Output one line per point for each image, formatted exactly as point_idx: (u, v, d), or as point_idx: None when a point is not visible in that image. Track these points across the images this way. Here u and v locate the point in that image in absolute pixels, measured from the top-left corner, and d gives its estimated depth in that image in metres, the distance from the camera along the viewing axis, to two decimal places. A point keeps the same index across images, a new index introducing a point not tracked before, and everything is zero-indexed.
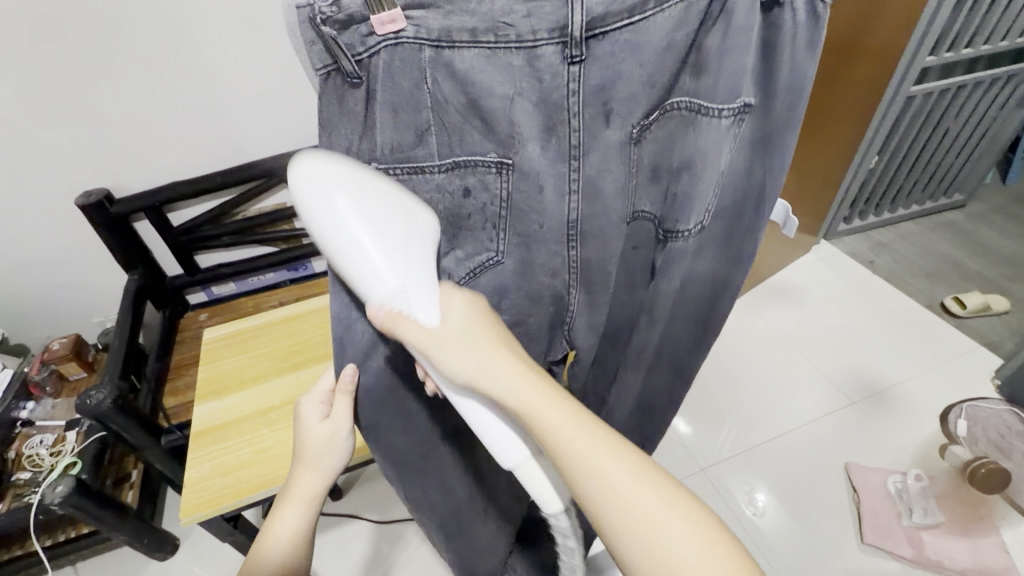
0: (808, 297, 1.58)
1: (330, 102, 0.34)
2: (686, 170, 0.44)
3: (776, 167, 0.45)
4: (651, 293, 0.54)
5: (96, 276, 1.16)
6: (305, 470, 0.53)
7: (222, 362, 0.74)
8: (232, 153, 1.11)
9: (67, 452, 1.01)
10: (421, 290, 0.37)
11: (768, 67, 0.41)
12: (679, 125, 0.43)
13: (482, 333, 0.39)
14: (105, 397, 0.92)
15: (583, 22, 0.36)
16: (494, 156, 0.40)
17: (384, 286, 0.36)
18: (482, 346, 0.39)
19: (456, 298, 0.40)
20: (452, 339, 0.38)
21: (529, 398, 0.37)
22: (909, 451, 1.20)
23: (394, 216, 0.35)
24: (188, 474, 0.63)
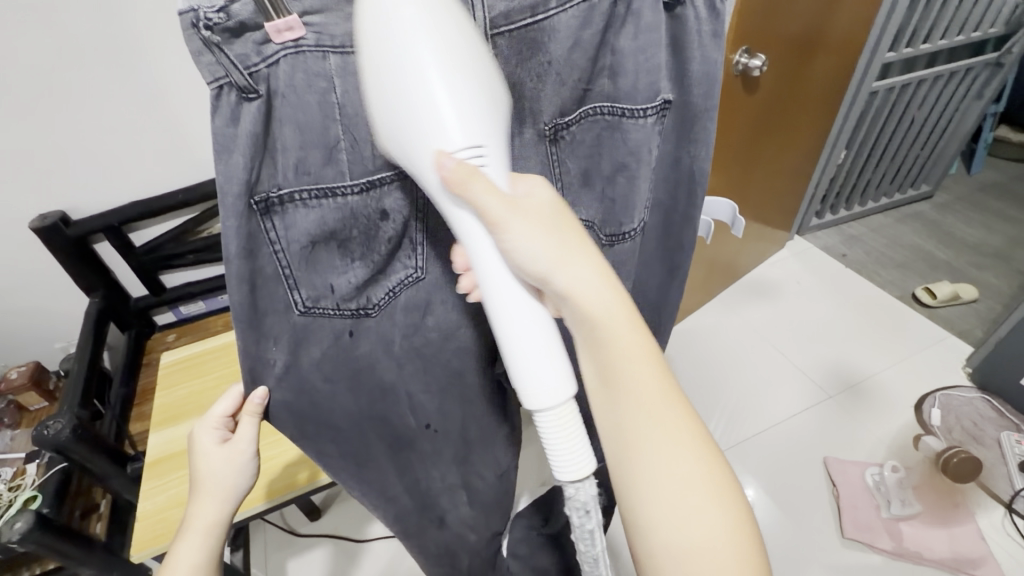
0: (784, 292, 1.59)
1: (219, 119, 0.31)
2: (621, 172, 0.43)
3: (701, 151, 0.46)
4: None
5: (53, 301, 1.12)
6: (200, 498, 0.48)
7: (177, 388, 0.71)
8: (189, 170, 1.09)
9: (27, 486, 0.97)
10: (497, 159, 0.34)
11: (680, 64, 0.41)
12: (605, 128, 0.42)
13: (563, 230, 0.37)
14: (64, 427, 0.88)
15: (486, 20, 0.34)
16: None
17: (459, 140, 0.32)
18: (558, 239, 0.37)
19: (533, 183, 0.37)
20: (532, 221, 0.36)
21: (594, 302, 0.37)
22: (885, 442, 1.21)
23: (479, 70, 0.32)
24: (143, 506, 0.61)
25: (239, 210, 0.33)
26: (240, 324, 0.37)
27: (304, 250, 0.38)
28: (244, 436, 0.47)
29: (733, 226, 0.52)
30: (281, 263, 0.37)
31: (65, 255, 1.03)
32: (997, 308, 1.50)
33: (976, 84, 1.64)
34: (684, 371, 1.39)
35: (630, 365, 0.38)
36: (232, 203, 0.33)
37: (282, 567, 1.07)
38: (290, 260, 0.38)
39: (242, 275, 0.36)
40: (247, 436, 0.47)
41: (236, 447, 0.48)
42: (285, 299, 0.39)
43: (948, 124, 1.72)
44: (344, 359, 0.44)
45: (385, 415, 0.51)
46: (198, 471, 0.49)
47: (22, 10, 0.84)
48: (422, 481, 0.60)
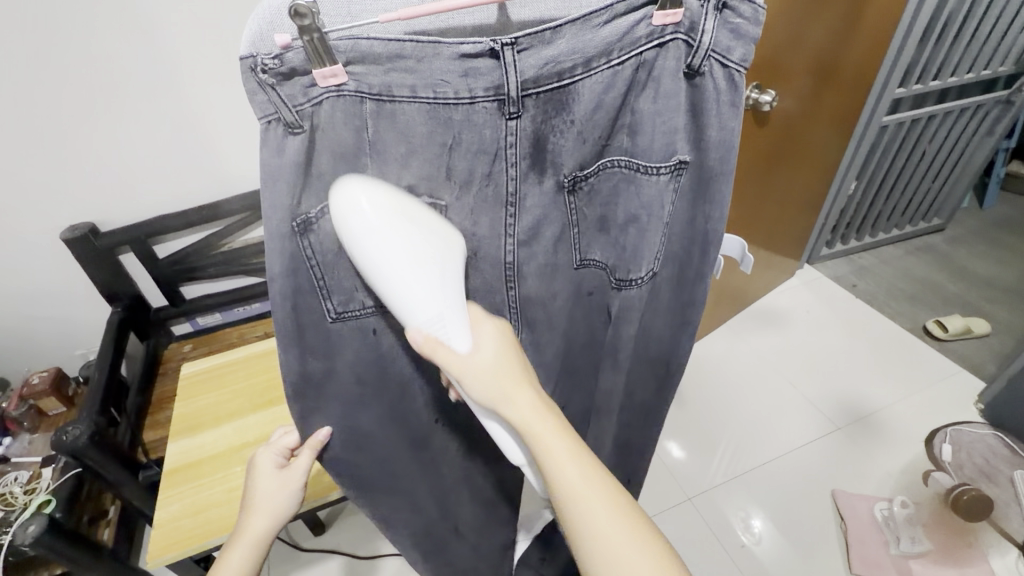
0: (794, 322, 1.59)
1: (266, 150, 0.34)
2: (633, 224, 0.46)
3: (715, 212, 0.46)
4: (613, 337, 0.55)
5: (78, 308, 1.16)
6: (252, 516, 0.51)
7: (198, 399, 0.73)
8: (216, 186, 1.13)
9: (42, 490, 0.99)
10: (456, 318, 0.38)
11: (698, 128, 0.42)
12: (621, 179, 0.45)
13: (511, 368, 0.40)
14: (81, 433, 0.91)
15: (518, 84, 0.37)
16: (426, 197, 0.40)
17: (422, 315, 0.36)
18: (507, 378, 0.40)
19: (488, 326, 0.41)
20: (481, 370, 0.39)
21: (541, 432, 0.40)
22: (894, 477, 1.20)
23: (429, 248, 0.36)
24: (158, 514, 0.62)
25: (281, 232, 0.36)
26: (281, 335, 0.40)
27: (333, 266, 0.40)
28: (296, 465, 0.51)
29: (742, 262, 0.53)
30: (316, 276, 0.39)
31: (92, 265, 1.07)
32: (1008, 344, 1.49)
33: (986, 121, 1.65)
34: (691, 398, 1.39)
35: (582, 493, 0.40)
36: (276, 226, 0.36)
37: None
38: (323, 272, 0.39)
39: (285, 293, 0.39)
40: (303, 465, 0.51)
41: (287, 474, 0.52)
42: (319, 308, 0.41)
43: (959, 159, 1.73)
44: (376, 361, 0.47)
45: (399, 432, 0.53)
46: (254, 490, 0.53)
47: (72, 36, 0.89)
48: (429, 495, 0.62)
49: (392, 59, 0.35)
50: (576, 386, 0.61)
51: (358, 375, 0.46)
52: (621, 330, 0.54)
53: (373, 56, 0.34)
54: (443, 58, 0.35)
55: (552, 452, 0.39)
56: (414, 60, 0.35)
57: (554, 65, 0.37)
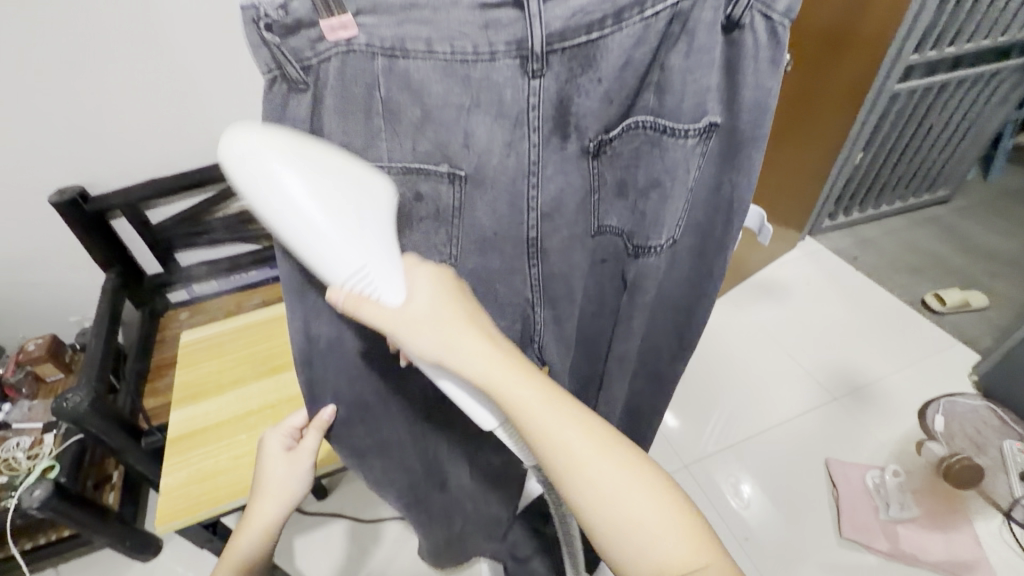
0: (794, 294, 1.59)
1: (272, 109, 0.33)
2: (655, 189, 0.43)
3: (743, 178, 0.43)
4: (626, 305, 0.52)
5: (71, 274, 1.13)
6: (262, 499, 0.52)
7: (199, 366, 0.72)
8: (205, 151, 1.08)
9: (44, 455, 0.99)
10: (383, 270, 0.36)
11: (732, 84, 0.39)
12: (645, 142, 0.42)
13: (450, 312, 0.39)
14: (82, 399, 0.91)
15: (543, 37, 0.35)
16: (446, 167, 0.39)
17: (343, 271, 0.34)
18: (451, 325, 0.38)
19: (420, 273, 0.39)
20: (421, 323, 0.37)
21: (496, 376, 0.38)
22: (888, 447, 1.22)
23: (343, 187, 0.33)
24: (164, 481, 0.61)
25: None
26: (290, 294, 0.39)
27: None
28: (306, 447, 0.51)
29: (760, 234, 0.52)
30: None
31: (83, 230, 1.04)
32: (1006, 316, 1.50)
33: (1000, 89, 1.61)
34: (689, 367, 1.41)
35: (552, 426, 0.39)
36: None
37: (290, 543, 1.09)
38: None
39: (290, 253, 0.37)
40: (309, 446, 0.51)
41: (297, 457, 0.52)
42: None
43: (969, 129, 1.70)
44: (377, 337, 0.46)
45: (404, 399, 0.53)
46: (262, 475, 0.53)
47: None
48: (435, 457, 0.62)
49: (407, 9, 0.33)
50: (585, 355, 0.60)
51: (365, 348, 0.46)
52: (638, 303, 0.51)
53: (386, 7, 0.32)
54: (463, 8, 0.34)
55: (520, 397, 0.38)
56: (430, 11, 0.33)
57: (582, 16, 0.35)
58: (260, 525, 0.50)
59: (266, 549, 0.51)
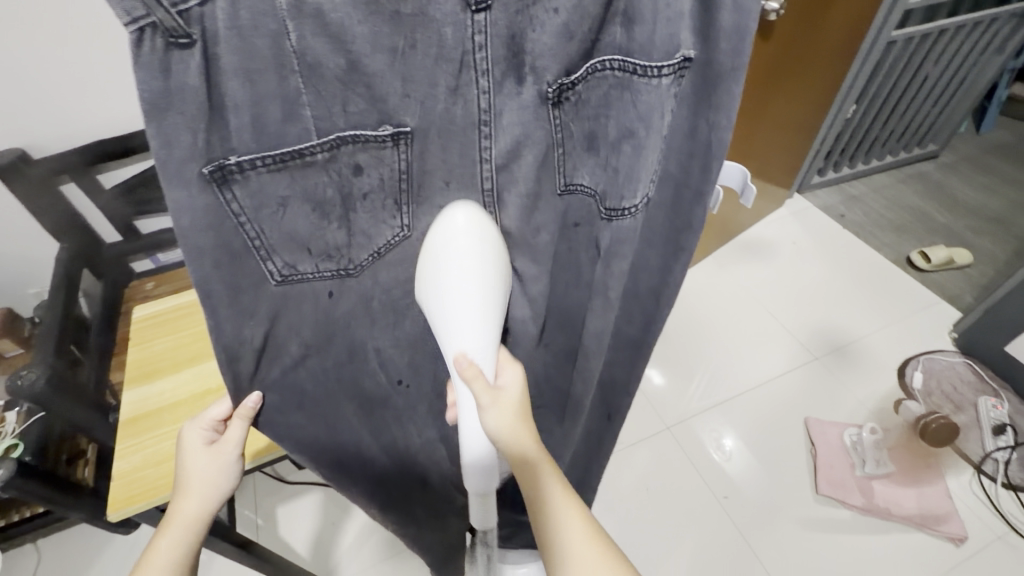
0: (779, 253, 1.57)
1: (150, 74, 0.26)
2: (627, 140, 0.39)
3: (722, 121, 0.37)
4: (600, 275, 0.47)
5: (20, 244, 1.07)
6: (185, 494, 0.49)
7: (152, 343, 0.68)
8: (68, 129, 0.98)
9: (7, 434, 0.94)
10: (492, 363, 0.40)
11: (708, 12, 0.34)
12: (614, 87, 0.38)
13: (523, 409, 0.42)
14: (38, 378, 0.88)
15: None
16: (387, 127, 0.34)
17: (466, 345, 0.39)
18: (516, 416, 0.41)
19: (514, 370, 0.43)
20: (500, 404, 0.40)
21: (537, 468, 0.42)
22: (866, 405, 1.23)
23: (494, 291, 0.39)
24: (117, 466, 0.58)
25: (192, 180, 0.30)
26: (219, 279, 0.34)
27: (277, 207, 0.34)
28: (229, 439, 0.49)
29: (743, 196, 0.47)
30: (250, 235, 0.34)
31: (26, 198, 0.96)
32: (988, 274, 1.49)
33: (999, 37, 1.55)
34: (672, 328, 1.39)
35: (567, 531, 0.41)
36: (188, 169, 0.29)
37: (271, 512, 1.09)
38: (258, 228, 0.34)
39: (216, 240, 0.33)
40: (233, 438, 0.49)
41: (220, 450, 0.50)
42: (261, 270, 0.36)
43: (964, 80, 1.64)
44: (325, 320, 0.43)
45: (361, 380, 0.50)
46: (184, 473, 0.50)
47: None
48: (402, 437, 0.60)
49: None
50: (559, 328, 0.57)
51: (316, 333, 0.43)
52: (611, 270, 0.46)
53: None
54: None
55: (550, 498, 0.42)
56: None
57: None
58: (185, 520, 0.47)
59: (192, 548, 0.48)
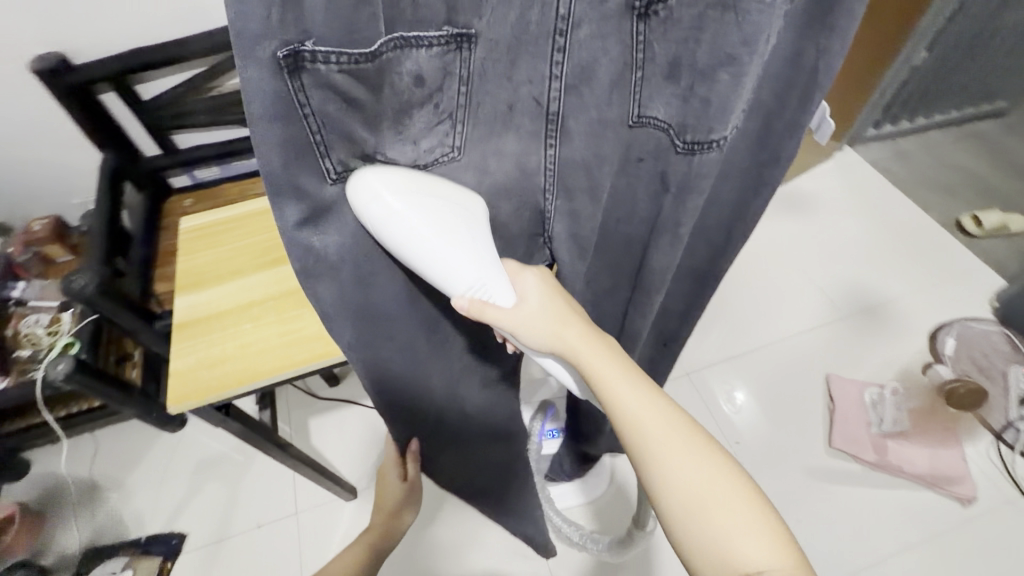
0: (821, 208, 1.51)
1: None
2: (725, 67, 0.33)
3: (833, 46, 0.35)
4: (670, 211, 0.44)
5: (66, 152, 1.08)
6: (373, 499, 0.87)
7: (198, 255, 0.70)
8: (133, 35, 0.98)
9: (64, 332, 1.00)
10: (494, 278, 0.41)
11: None
12: (713, 5, 0.32)
13: (554, 305, 0.45)
14: (88, 282, 0.92)
15: None
16: (445, 28, 0.32)
17: (462, 282, 0.40)
18: (556, 321, 0.45)
19: (528, 277, 0.46)
20: (529, 311, 0.44)
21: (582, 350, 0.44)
22: (891, 366, 1.22)
23: (451, 216, 0.38)
24: (173, 365, 0.61)
25: (265, 59, 0.28)
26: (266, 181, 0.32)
27: (338, 110, 0.32)
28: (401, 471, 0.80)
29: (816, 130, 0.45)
30: (312, 129, 0.32)
31: (71, 104, 0.97)
32: None
33: None
34: None
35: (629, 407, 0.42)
36: (255, 45, 0.27)
37: (305, 423, 1.16)
38: (321, 125, 0.32)
39: (280, 135, 0.31)
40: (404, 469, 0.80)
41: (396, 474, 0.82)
42: (318, 168, 0.34)
43: None
44: None
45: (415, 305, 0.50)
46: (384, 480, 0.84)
47: None
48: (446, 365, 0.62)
49: None
50: (607, 265, 0.56)
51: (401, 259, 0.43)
52: (676, 206, 0.43)
53: None
54: None
55: (610, 389, 0.43)
56: None
57: None
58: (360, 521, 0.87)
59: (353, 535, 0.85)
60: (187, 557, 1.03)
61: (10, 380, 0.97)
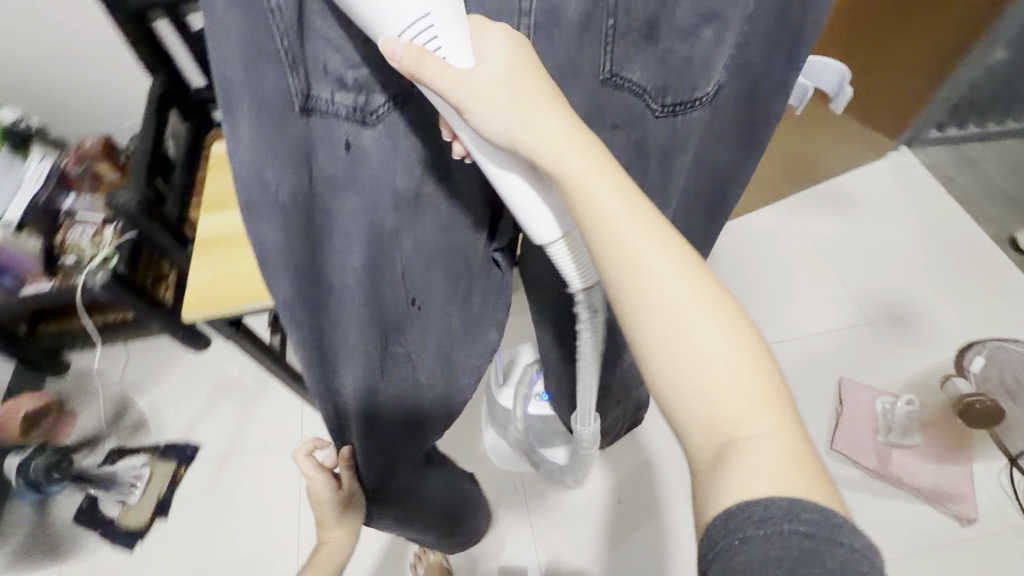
0: (863, 208, 1.44)
1: None
2: (707, 23, 0.36)
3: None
4: (656, 178, 0.46)
5: (118, 75, 1.14)
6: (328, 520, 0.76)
7: (225, 180, 0.73)
8: None
9: (105, 245, 1.06)
10: (447, 19, 0.28)
11: None
12: None
13: (533, 84, 0.32)
14: (130, 200, 1.01)
15: None
16: None
17: (400, 17, 0.27)
18: (533, 106, 0.32)
19: (493, 34, 0.31)
20: (491, 87, 0.31)
21: (571, 165, 0.32)
22: (909, 376, 1.18)
23: None
24: (192, 277, 0.65)
25: None
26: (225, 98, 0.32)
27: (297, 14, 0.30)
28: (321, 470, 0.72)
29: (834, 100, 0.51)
30: (280, 34, 0.30)
31: (128, 27, 1.01)
32: None
33: None
34: (723, 267, 1.35)
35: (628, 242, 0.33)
36: None
37: None
38: (284, 31, 0.30)
39: (245, 42, 0.30)
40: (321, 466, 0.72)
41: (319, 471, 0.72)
42: (284, 87, 0.33)
43: None
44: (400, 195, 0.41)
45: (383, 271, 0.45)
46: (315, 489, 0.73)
47: None
48: None
49: None
50: None
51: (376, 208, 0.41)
52: (659, 169, 0.45)
53: None
54: None
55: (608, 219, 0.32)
56: None
57: None
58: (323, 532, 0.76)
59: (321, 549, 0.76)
60: (200, 465, 1.12)
61: (56, 283, 1.06)
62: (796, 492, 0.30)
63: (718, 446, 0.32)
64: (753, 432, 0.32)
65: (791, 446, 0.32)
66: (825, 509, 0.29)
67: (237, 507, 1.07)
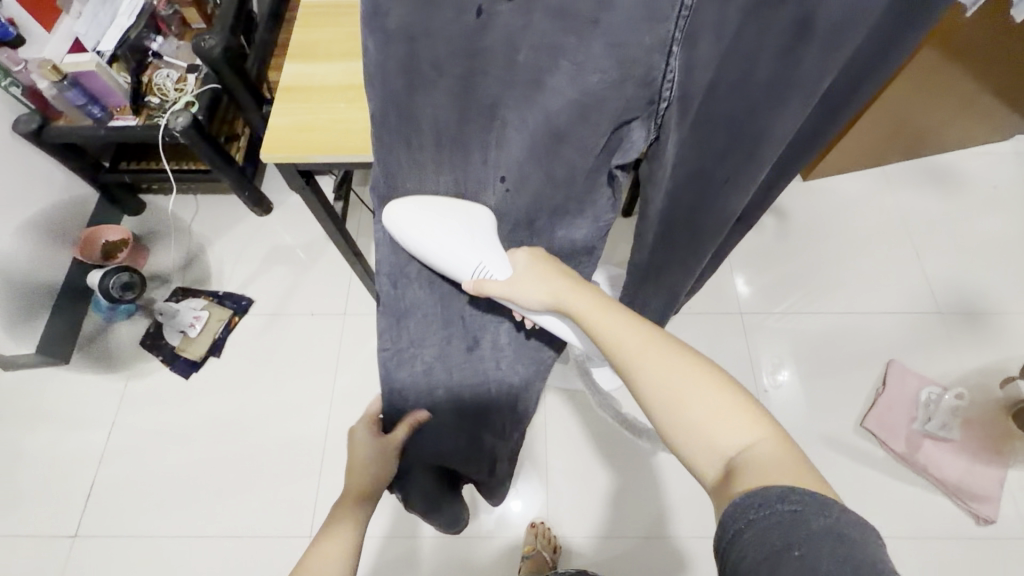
0: (968, 192, 1.31)
1: None
2: None
3: None
4: (805, 65, 0.37)
5: None
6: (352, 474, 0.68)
7: (313, 31, 0.71)
8: None
9: (189, 91, 1.08)
10: (487, 257, 0.60)
11: None
12: None
13: (545, 272, 0.59)
14: (216, 45, 1.00)
15: None
16: None
17: (466, 265, 0.61)
18: (544, 280, 0.58)
19: (521, 255, 0.61)
20: (523, 283, 0.59)
21: (579, 303, 0.55)
22: (966, 373, 1.12)
23: (454, 225, 0.60)
24: (273, 121, 0.66)
25: None
26: None
27: None
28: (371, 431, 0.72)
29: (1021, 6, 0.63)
30: None
31: None
32: None
33: None
34: (793, 229, 1.27)
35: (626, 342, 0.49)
36: None
37: None
38: None
39: None
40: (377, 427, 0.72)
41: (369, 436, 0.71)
42: None
43: None
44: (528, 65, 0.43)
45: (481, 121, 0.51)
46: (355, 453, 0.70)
47: None
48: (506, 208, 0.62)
49: None
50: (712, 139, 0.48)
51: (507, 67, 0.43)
52: (817, 61, 0.36)
53: None
54: None
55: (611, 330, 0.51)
56: None
57: None
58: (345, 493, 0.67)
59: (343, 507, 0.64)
60: (251, 319, 1.20)
61: (140, 121, 1.07)
62: (784, 480, 0.37)
63: (722, 466, 0.42)
64: (740, 445, 0.42)
65: (773, 448, 0.40)
66: (811, 492, 0.36)
67: (281, 362, 1.16)
